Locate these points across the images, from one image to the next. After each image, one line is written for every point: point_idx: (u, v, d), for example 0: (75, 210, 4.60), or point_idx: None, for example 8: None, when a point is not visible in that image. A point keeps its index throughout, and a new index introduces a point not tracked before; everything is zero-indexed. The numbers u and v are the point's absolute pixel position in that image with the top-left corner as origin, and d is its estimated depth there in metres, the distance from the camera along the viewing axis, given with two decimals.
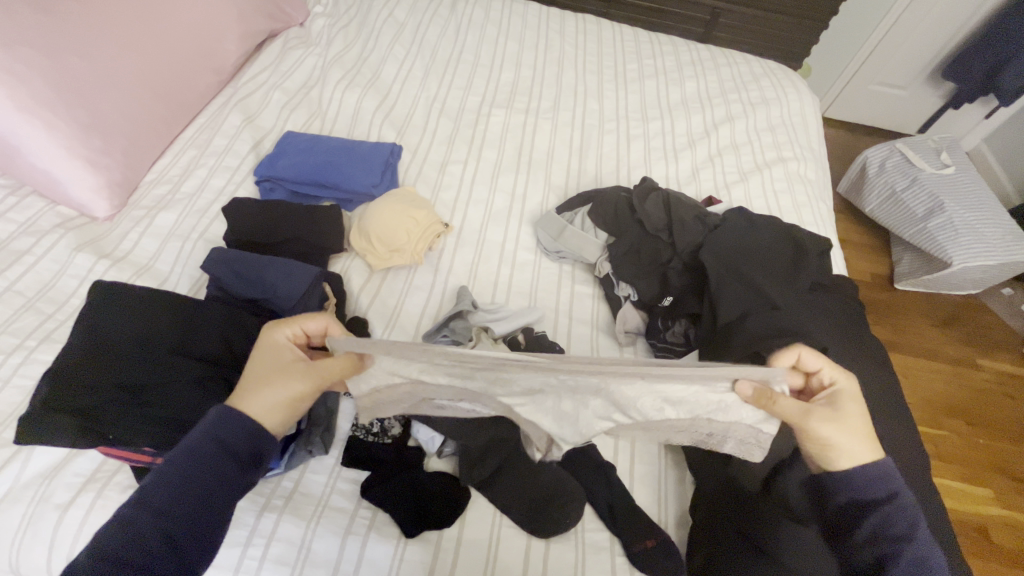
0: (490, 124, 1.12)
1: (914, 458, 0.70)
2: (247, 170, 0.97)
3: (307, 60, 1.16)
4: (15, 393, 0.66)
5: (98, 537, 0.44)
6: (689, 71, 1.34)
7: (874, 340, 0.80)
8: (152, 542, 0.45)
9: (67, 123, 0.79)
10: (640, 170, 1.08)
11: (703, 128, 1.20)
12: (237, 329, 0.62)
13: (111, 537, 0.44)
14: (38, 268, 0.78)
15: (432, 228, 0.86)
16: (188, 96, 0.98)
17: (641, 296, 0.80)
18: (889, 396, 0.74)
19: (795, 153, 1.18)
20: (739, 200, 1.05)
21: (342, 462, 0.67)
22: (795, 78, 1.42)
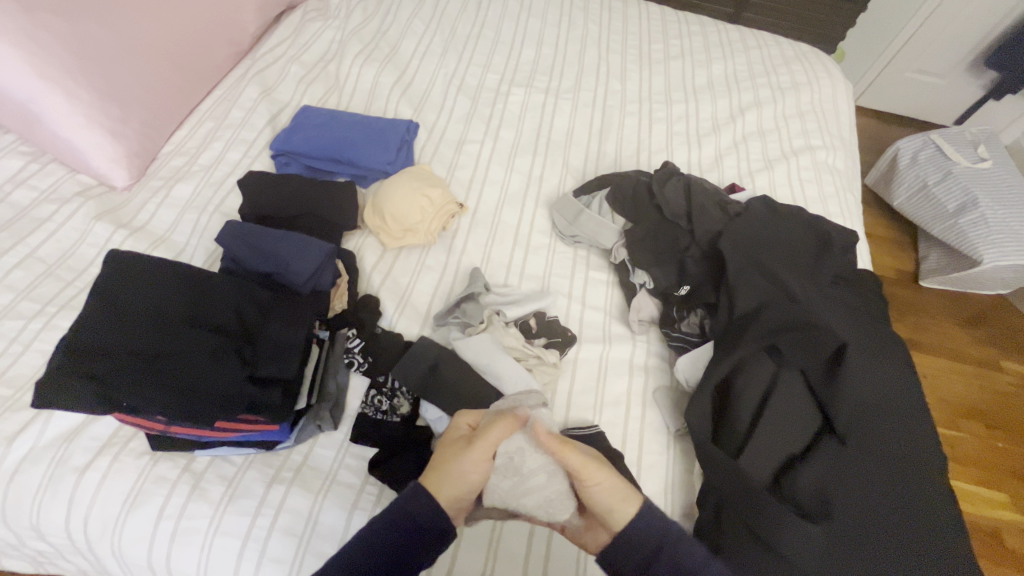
0: (508, 103, 1.09)
1: (942, 468, 0.66)
2: (263, 144, 0.95)
3: (325, 33, 1.14)
4: (36, 356, 0.68)
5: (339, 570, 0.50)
6: (717, 53, 1.29)
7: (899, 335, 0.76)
8: None
9: (88, 92, 0.80)
10: (661, 155, 1.05)
11: (729, 113, 1.16)
12: (250, 303, 0.62)
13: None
14: (58, 235, 0.79)
15: (447, 208, 0.85)
16: (205, 68, 0.98)
17: (656, 284, 0.77)
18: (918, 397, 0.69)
19: (823, 143, 1.14)
20: (763, 188, 1.02)
21: (350, 439, 0.67)
22: (829, 63, 1.36)
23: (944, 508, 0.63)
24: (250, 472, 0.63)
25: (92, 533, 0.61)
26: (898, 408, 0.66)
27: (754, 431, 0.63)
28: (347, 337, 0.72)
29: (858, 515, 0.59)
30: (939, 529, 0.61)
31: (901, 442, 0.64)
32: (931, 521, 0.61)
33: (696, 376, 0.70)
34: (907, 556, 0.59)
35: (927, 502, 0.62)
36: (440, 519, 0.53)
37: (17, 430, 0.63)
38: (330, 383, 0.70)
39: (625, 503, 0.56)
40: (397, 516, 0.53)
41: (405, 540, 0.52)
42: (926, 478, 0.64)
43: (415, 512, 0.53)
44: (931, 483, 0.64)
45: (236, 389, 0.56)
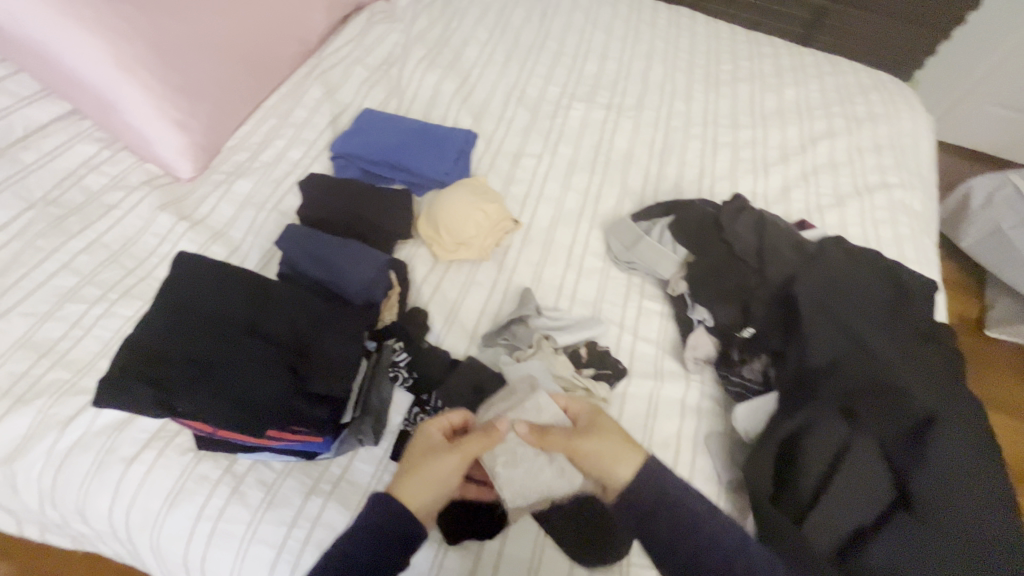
0: (569, 118, 1.07)
1: None
2: (323, 144, 0.96)
3: (389, 36, 1.14)
4: (95, 342, 0.70)
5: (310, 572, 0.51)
6: (789, 78, 1.23)
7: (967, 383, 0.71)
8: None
9: (160, 84, 0.82)
10: (725, 183, 1.01)
11: (799, 142, 1.10)
12: (305, 313, 0.61)
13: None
14: (124, 223, 0.81)
15: (501, 224, 0.84)
16: (273, 65, 0.99)
17: (718, 322, 0.72)
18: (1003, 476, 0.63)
19: (901, 180, 1.07)
20: (833, 225, 0.97)
21: (390, 456, 0.66)
22: (909, 94, 1.28)
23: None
24: (288, 481, 0.63)
25: (133, 525, 0.62)
26: (984, 488, 0.60)
27: (818, 497, 0.58)
28: (393, 350, 0.71)
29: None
30: None
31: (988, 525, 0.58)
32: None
33: (757, 429, 0.66)
34: None
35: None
36: (409, 521, 0.53)
37: (72, 415, 0.65)
38: (373, 395, 0.68)
39: (620, 463, 0.55)
40: (368, 526, 0.52)
41: (389, 541, 0.51)
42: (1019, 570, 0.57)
43: (393, 516, 0.52)
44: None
45: (284, 402, 0.55)
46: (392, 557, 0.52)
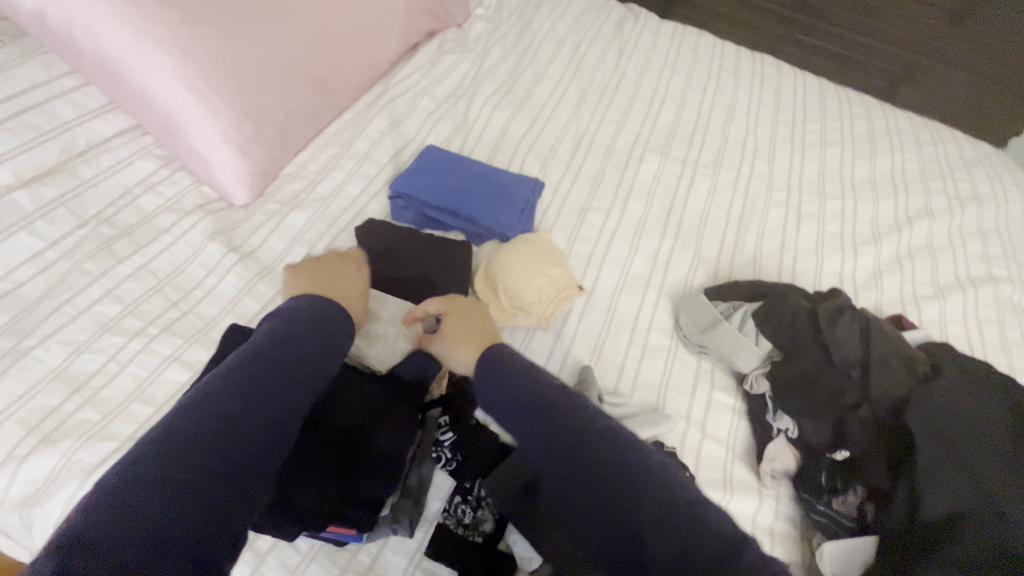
0: (640, 170, 1.00)
1: None
2: (382, 180, 0.91)
3: (460, 67, 1.10)
4: (129, 380, 0.66)
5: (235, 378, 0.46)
6: (883, 144, 1.13)
7: None
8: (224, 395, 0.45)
9: (228, 109, 0.78)
10: (809, 259, 0.91)
11: (892, 219, 1.00)
12: (364, 403, 0.58)
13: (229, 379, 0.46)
14: (173, 249, 0.78)
15: (566, 291, 0.77)
16: (341, 91, 0.95)
17: (804, 436, 0.64)
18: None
19: (1009, 274, 0.95)
20: (931, 321, 0.86)
21: (424, 551, 0.59)
22: (1018, 172, 1.15)
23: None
24: (312, 567, 0.57)
25: None
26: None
27: None
28: (438, 424, 0.65)
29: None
30: None
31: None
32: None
33: None
34: None
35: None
36: (325, 333, 0.54)
37: (96, 463, 0.60)
38: (413, 473, 0.63)
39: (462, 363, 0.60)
40: (296, 325, 0.53)
41: (300, 372, 0.50)
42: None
43: (290, 334, 0.52)
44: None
45: (328, 504, 0.51)
46: (299, 388, 0.49)
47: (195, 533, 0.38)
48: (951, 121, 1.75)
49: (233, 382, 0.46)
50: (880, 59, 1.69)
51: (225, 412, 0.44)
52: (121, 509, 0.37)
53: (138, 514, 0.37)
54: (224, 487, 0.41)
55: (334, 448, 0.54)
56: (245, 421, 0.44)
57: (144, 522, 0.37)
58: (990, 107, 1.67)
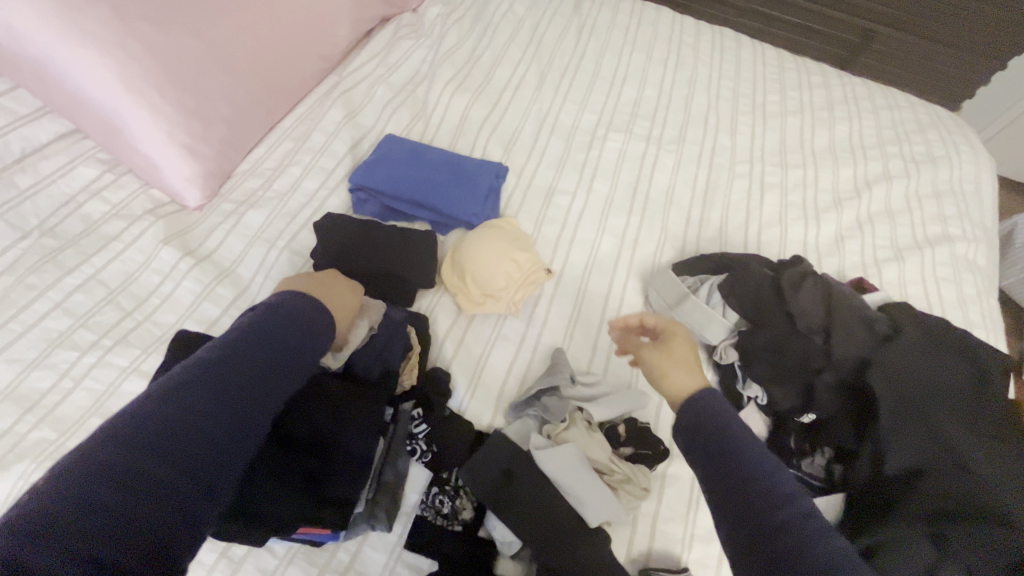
0: (605, 149, 0.99)
1: None
2: (342, 173, 0.89)
3: (416, 53, 1.07)
4: (86, 396, 0.64)
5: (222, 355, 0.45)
6: (842, 112, 1.15)
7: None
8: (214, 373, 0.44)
9: (170, 107, 0.75)
10: (773, 229, 0.93)
11: (852, 185, 1.02)
12: (325, 403, 0.56)
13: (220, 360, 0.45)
14: (123, 257, 0.74)
15: (534, 275, 0.76)
16: (292, 84, 0.92)
17: (773, 403, 0.66)
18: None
19: (963, 233, 0.98)
20: (891, 282, 0.89)
21: (404, 545, 0.59)
22: (970, 133, 1.19)
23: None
24: (290, 570, 0.56)
25: None
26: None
27: None
28: (411, 418, 0.65)
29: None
30: None
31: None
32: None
33: None
34: None
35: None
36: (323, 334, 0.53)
37: None
38: (388, 469, 0.62)
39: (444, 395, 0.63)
40: (296, 315, 0.52)
41: (285, 362, 0.49)
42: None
43: (269, 328, 0.49)
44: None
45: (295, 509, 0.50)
46: (278, 383, 0.47)
47: (150, 514, 0.36)
48: (908, 87, 1.78)
49: (225, 363, 0.44)
50: (838, 28, 1.71)
51: (215, 415, 0.42)
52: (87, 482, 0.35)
53: (111, 512, 0.34)
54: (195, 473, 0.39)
55: (301, 453, 0.53)
56: (224, 403, 0.43)
57: (120, 520, 0.34)
58: (943, 71, 1.70)
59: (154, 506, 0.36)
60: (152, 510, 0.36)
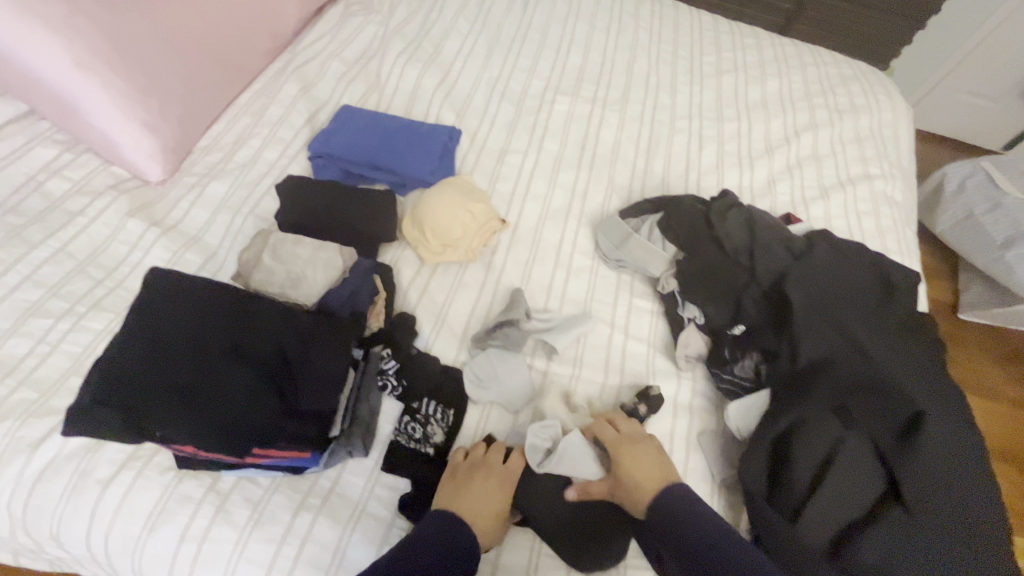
0: (553, 112, 1.05)
1: (990, 496, 0.63)
2: (300, 143, 0.92)
3: (367, 29, 1.10)
4: (64, 358, 0.66)
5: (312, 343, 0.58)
6: (772, 69, 1.23)
7: (932, 353, 0.70)
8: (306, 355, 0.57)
9: (124, 84, 0.77)
10: (711, 176, 1.00)
11: (783, 134, 1.10)
12: (293, 329, 0.57)
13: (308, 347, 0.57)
14: (90, 231, 0.77)
15: (489, 224, 0.81)
16: (245, 61, 0.94)
17: (709, 320, 0.72)
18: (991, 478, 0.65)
19: (882, 172, 1.08)
20: (818, 218, 0.97)
21: (381, 468, 0.64)
22: (889, 84, 1.29)
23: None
24: (276, 497, 0.61)
25: (113, 549, 0.59)
26: (975, 493, 0.62)
27: (812, 495, 0.58)
28: (381, 356, 0.69)
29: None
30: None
31: (975, 529, 0.60)
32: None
33: (751, 428, 0.65)
34: None
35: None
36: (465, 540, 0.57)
37: (40, 437, 0.61)
38: (362, 406, 0.66)
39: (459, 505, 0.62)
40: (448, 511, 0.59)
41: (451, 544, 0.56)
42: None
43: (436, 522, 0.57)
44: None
45: (274, 423, 0.52)
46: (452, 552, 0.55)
47: (229, 422, 0.50)
48: (841, 50, 1.90)
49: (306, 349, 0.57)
50: None
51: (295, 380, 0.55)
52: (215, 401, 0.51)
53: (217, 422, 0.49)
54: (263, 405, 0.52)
55: (272, 370, 0.54)
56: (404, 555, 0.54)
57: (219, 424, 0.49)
58: (871, 34, 1.82)
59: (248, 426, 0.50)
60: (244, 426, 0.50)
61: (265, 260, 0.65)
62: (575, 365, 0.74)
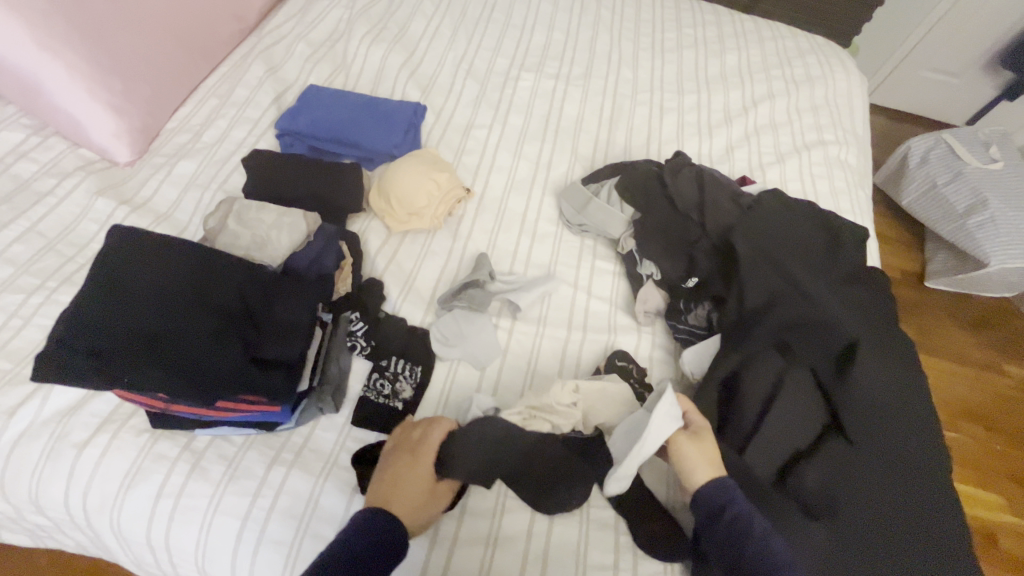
0: (518, 88, 1.08)
1: (929, 427, 0.67)
2: (268, 123, 0.94)
3: (332, 12, 1.12)
4: (36, 330, 0.68)
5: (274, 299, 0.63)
6: (731, 44, 1.27)
7: (875, 298, 0.74)
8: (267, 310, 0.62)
9: (88, 65, 0.78)
10: (671, 145, 1.04)
11: (741, 105, 1.14)
12: (256, 286, 0.63)
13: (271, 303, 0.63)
14: (60, 210, 0.78)
15: (453, 193, 0.84)
16: (210, 44, 0.96)
17: (664, 276, 0.77)
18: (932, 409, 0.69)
19: (836, 138, 1.12)
20: (774, 182, 1.01)
21: (351, 423, 0.66)
22: (844, 56, 1.33)
23: (947, 523, 0.62)
24: (250, 454, 0.63)
25: (92, 509, 0.61)
26: (916, 425, 0.66)
27: (759, 426, 0.62)
28: (349, 320, 0.72)
29: (868, 520, 0.60)
30: (929, 501, 0.63)
31: (913, 454, 0.64)
32: (953, 547, 0.60)
33: (702, 370, 0.69)
34: (886, 523, 0.60)
35: (942, 517, 0.62)
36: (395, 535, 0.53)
37: (15, 405, 0.63)
38: (332, 365, 0.69)
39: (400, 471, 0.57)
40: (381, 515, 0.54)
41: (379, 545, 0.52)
42: (937, 496, 0.63)
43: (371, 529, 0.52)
44: (942, 498, 0.63)
45: (237, 370, 0.57)
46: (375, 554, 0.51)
47: (196, 368, 0.55)
48: None
49: (269, 305, 0.62)
50: None
51: (258, 334, 0.60)
52: (182, 350, 0.56)
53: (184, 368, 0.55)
54: (227, 354, 0.57)
55: (235, 323, 0.60)
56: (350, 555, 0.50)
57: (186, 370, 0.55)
58: None
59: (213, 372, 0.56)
60: (210, 372, 0.56)
61: (233, 229, 0.69)
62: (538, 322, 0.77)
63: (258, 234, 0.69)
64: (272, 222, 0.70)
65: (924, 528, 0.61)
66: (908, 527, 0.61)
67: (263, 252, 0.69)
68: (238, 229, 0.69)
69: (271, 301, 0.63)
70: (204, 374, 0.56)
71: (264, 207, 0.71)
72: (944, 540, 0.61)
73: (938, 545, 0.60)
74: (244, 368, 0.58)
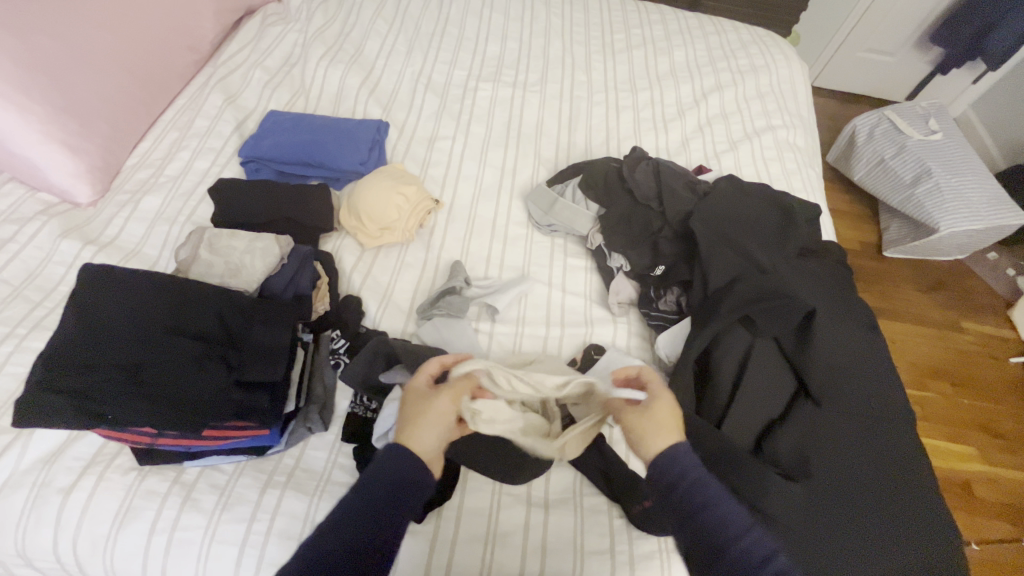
0: (477, 98, 1.10)
1: (881, 387, 0.72)
2: (231, 151, 0.95)
3: (287, 37, 1.13)
4: (9, 379, 0.66)
5: (253, 317, 0.63)
6: (677, 40, 1.32)
7: (827, 270, 0.79)
8: (247, 331, 0.62)
9: (43, 107, 0.76)
10: (630, 142, 1.08)
11: (692, 98, 1.19)
12: (232, 308, 0.63)
13: (250, 323, 0.63)
14: (22, 256, 0.77)
15: (422, 205, 0.86)
16: (166, 77, 0.96)
17: (633, 266, 0.80)
18: (890, 372, 0.74)
19: (784, 122, 1.18)
20: (729, 168, 1.06)
21: (342, 438, 0.67)
22: (783, 45, 1.40)
23: (901, 477, 0.67)
24: (242, 479, 0.63)
25: (83, 553, 0.60)
26: (869, 387, 0.71)
27: (731, 403, 0.66)
28: (331, 338, 0.74)
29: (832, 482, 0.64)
30: (884, 457, 0.68)
31: (867, 415, 0.69)
32: (902, 501, 0.66)
33: (677, 352, 0.73)
34: (846, 482, 0.65)
35: (897, 472, 0.67)
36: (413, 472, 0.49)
37: None
38: (317, 384, 0.70)
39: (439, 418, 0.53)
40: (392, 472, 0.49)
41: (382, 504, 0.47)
42: (893, 453, 0.68)
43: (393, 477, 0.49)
44: (897, 455, 0.68)
45: (220, 393, 0.58)
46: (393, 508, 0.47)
47: (179, 396, 0.56)
48: None
49: (249, 325, 0.63)
50: None
51: (238, 355, 0.61)
52: (162, 379, 0.56)
53: (169, 397, 0.56)
54: (209, 378, 0.58)
55: (215, 347, 0.60)
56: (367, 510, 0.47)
57: (171, 398, 0.56)
58: None
59: (198, 397, 0.57)
60: (195, 398, 0.57)
61: (205, 257, 0.70)
62: (516, 321, 0.79)
63: (231, 259, 0.70)
64: (244, 246, 0.70)
65: (881, 484, 0.66)
66: (867, 483, 0.65)
67: (235, 276, 0.69)
68: (212, 257, 0.70)
69: (250, 321, 0.63)
70: (188, 401, 0.56)
71: (235, 233, 0.71)
72: (899, 491, 0.66)
73: (892, 495, 0.66)
74: (228, 391, 0.58)
